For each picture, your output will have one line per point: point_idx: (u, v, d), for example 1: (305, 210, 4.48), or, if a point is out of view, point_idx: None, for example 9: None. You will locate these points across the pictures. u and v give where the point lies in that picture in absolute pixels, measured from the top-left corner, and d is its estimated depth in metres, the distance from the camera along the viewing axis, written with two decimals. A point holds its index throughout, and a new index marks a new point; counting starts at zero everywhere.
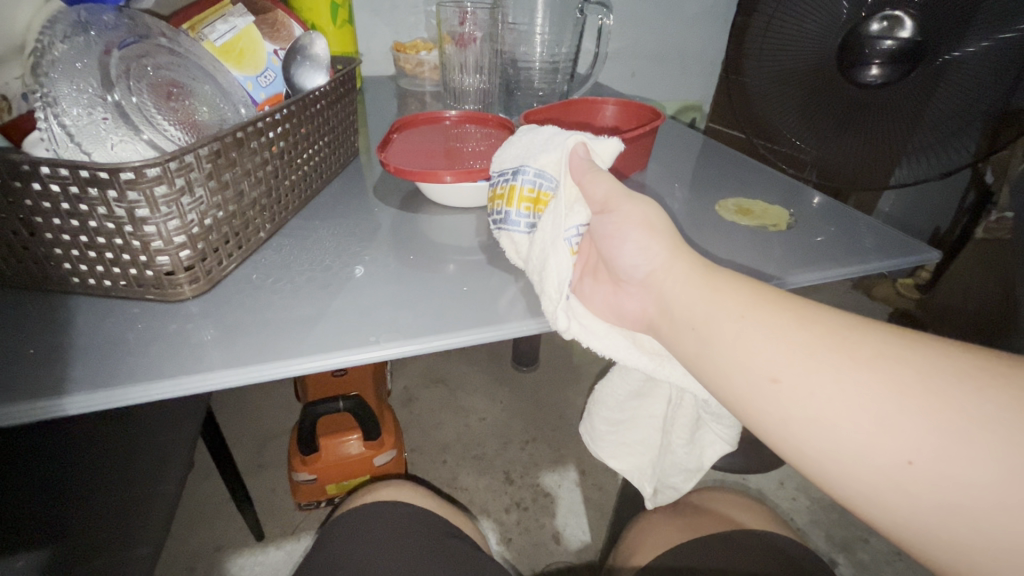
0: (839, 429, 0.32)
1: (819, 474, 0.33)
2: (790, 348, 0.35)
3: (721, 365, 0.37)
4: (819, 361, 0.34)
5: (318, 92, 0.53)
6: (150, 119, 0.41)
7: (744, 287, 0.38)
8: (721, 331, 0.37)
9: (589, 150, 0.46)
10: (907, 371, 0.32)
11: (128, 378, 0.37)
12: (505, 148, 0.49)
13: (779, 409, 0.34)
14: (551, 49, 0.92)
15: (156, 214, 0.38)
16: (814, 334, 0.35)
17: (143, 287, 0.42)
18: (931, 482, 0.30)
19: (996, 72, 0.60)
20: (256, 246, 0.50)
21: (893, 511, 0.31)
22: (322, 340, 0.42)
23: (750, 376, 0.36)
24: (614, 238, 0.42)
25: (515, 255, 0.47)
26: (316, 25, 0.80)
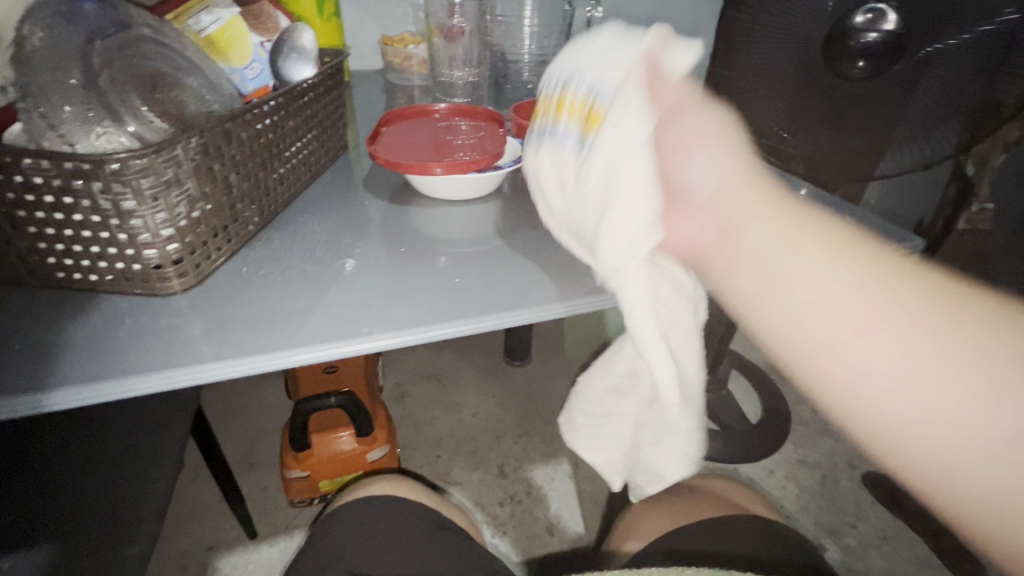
0: (904, 378, 0.32)
1: (873, 427, 0.33)
2: (861, 292, 0.34)
3: (787, 308, 0.36)
4: (890, 308, 0.33)
5: (305, 85, 0.52)
6: (135, 111, 0.41)
7: (818, 228, 0.37)
8: (795, 271, 0.36)
9: (665, 50, 0.40)
10: (978, 325, 0.31)
11: (118, 372, 0.37)
12: (560, 57, 0.45)
13: (844, 355, 0.33)
14: (539, 42, 0.91)
15: (143, 206, 0.37)
16: (883, 283, 0.34)
17: (131, 281, 0.42)
18: (1000, 439, 0.29)
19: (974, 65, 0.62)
20: (245, 240, 0.49)
21: (904, 445, 0.32)
22: (314, 332, 0.42)
23: (822, 319, 0.34)
24: (684, 153, 0.38)
25: (557, 178, 0.44)
26: (302, 19, 0.79)
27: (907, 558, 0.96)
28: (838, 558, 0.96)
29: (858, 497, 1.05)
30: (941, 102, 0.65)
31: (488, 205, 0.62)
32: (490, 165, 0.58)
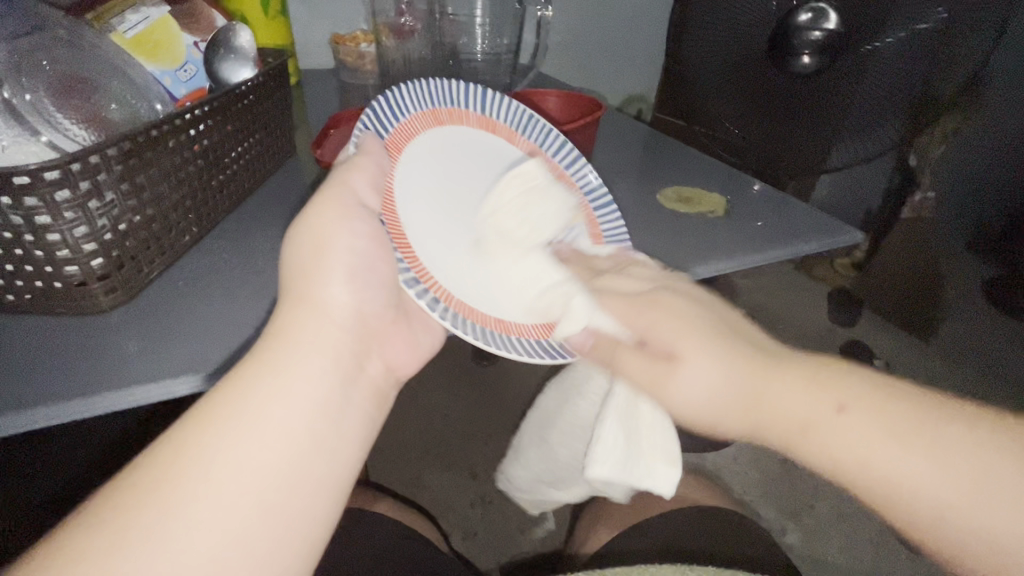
0: (912, 467, 0.33)
1: (850, 479, 0.34)
2: (919, 446, 0.33)
3: (849, 452, 0.34)
4: (937, 447, 0.33)
5: (243, 87, 0.50)
6: (48, 118, 0.38)
7: (869, 389, 0.35)
8: (800, 408, 0.36)
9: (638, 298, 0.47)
10: (988, 459, 0.32)
11: (38, 400, 0.34)
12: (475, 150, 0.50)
13: (819, 439, 0.35)
14: (491, 41, 0.91)
15: (60, 220, 0.35)
16: (935, 434, 0.33)
17: (52, 300, 0.39)
18: (929, 484, 0.32)
19: (916, 60, 0.62)
20: (181, 251, 0.47)
21: (954, 532, 0.32)
22: (257, 346, 0.39)
23: (872, 473, 0.33)
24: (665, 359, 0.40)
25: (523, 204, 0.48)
26: (244, 17, 0.76)
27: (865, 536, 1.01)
28: (799, 539, 1.00)
29: (817, 480, 1.09)
30: (892, 91, 0.65)
31: None
32: None
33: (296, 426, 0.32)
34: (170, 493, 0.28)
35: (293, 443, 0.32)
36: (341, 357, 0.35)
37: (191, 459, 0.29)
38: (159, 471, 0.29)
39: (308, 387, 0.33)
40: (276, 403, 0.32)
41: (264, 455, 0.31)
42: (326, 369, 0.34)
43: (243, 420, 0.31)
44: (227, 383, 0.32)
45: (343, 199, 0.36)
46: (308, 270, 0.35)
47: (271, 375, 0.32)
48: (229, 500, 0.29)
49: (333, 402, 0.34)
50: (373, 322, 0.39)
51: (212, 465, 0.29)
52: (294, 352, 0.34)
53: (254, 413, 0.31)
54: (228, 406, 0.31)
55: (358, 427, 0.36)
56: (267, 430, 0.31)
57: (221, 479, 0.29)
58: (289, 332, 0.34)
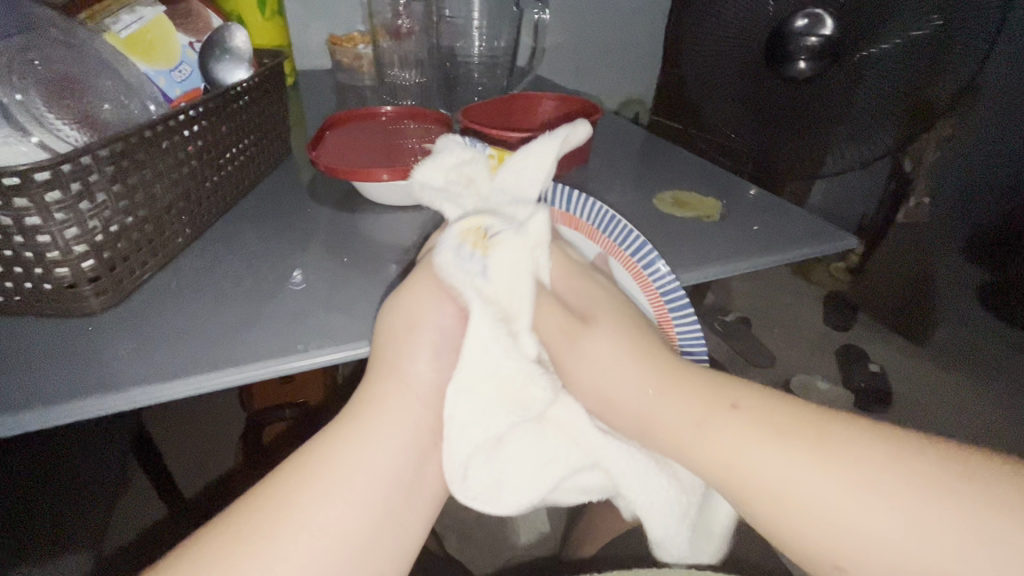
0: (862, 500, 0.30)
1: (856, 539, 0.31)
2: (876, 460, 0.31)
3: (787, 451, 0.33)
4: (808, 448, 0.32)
5: (237, 88, 0.50)
6: (39, 118, 0.38)
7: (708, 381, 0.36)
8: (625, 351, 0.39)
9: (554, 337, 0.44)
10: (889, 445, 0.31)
11: (30, 402, 0.34)
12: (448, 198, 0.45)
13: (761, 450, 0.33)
14: (489, 42, 0.91)
15: (50, 222, 0.35)
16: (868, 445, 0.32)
17: (43, 301, 0.39)
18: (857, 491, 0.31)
19: (909, 66, 0.62)
20: (174, 253, 0.47)
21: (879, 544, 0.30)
22: (250, 349, 0.39)
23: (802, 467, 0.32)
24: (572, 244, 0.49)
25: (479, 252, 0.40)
26: (241, 18, 0.76)
27: None
28: None
29: None
30: (885, 99, 0.65)
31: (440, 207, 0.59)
32: None
33: (376, 497, 0.35)
34: (263, 531, 0.32)
35: (366, 512, 0.34)
36: (422, 434, 0.37)
37: (288, 496, 0.33)
38: (256, 507, 0.33)
39: (386, 462, 0.36)
40: (363, 471, 0.35)
41: (347, 515, 0.33)
42: (408, 443, 0.37)
43: (338, 470, 0.34)
44: (323, 441, 0.36)
45: (436, 278, 0.40)
46: (401, 343, 0.38)
47: (358, 444, 0.35)
48: (308, 550, 0.32)
49: (408, 478, 0.36)
50: (457, 398, 0.40)
51: (299, 515, 0.32)
52: (385, 423, 0.36)
53: (347, 471, 0.34)
54: (322, 464, 0.34)
55: (423, 506, 0.37)
56: (349, 492, 0.34)
57: (302, 532, 0.32)
58: (380, 405, 0.37)
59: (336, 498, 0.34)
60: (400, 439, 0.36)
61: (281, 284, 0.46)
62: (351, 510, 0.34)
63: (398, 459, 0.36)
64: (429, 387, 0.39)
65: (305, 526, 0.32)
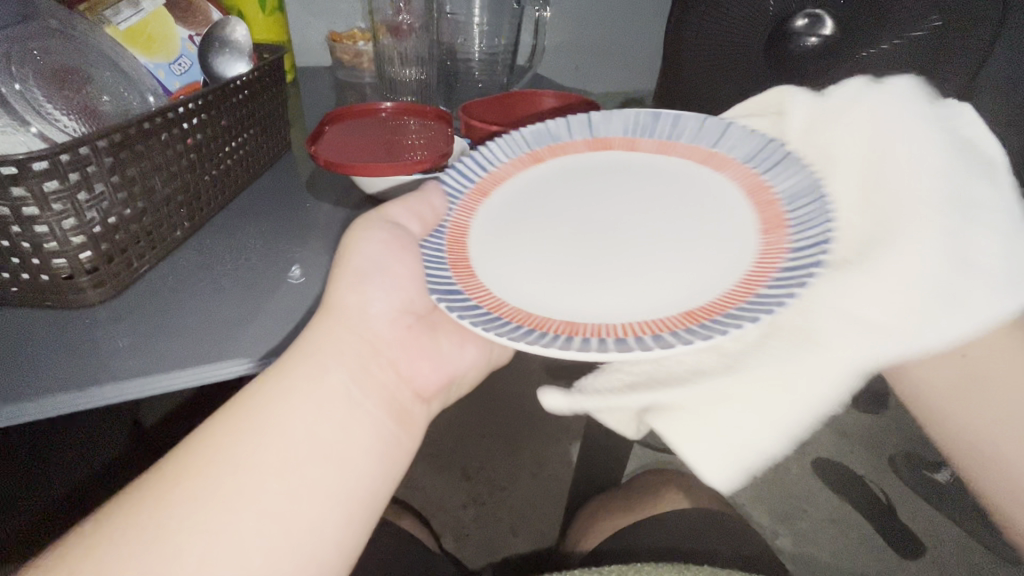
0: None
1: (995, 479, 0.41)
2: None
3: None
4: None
5: (237, 82, 0.50)
6: (37, 108, 0.38)
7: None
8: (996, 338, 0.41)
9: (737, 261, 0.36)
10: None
11: (28, 393, 0.34)
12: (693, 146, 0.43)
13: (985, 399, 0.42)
14: (489, 40, 0.91)
15: (48, 212, 0.35)
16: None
17: (40, 294, 0.38)
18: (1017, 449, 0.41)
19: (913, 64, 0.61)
20: (173, 246, 0.46)
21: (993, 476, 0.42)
22: (249, 342, 0.39)
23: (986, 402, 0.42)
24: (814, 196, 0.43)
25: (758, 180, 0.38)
26: (241, 13, 0.75)
27: (856, 541, 1.01)
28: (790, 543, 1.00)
29: (809, 483, 1.09)
30: None
31: None
32: (438, 165, 0.54)
33: (307, 429, 0.34)
34: (184, 483, 0.31)
35: (297, 446, 0.33)
36: (353, 365, 0.37)
37: (207, 445, 0.32)
38: (177, 462, 0.32)
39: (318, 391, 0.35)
40: (286, 406, 0.34)
41: (272, 451, 0.32)
42: (335, 374, 0.36)
43: (256, 410, 0.33)
44: (245, 395, 0.34)
45: (367, 223, 0.41)
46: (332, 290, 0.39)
47: (274, 381, 0.35)
48: (234, 493, 0.31)
49: (341, 407, 0.35)
50: (392, 333, 0.40)
51: (223, 456, 0.32)
52: (308, 358, 0.36)
53: (268, 409, 0.34)
54: (243, 407, 0.34)
55: (364, 434, 0.36)
56: (272, 430, 0.33)
57: (222, 475, 0.31)
58: (303, 341, 0.37)
59: (258, 438, 0.33)
60: (325, 371, 0.36)
61: (280, 279, 0.46)
62: (275, 448, 0.33)
63: (322, 393, 0.35)
64: (361, 322, 0.38)
65: (227, 470, 0.31)
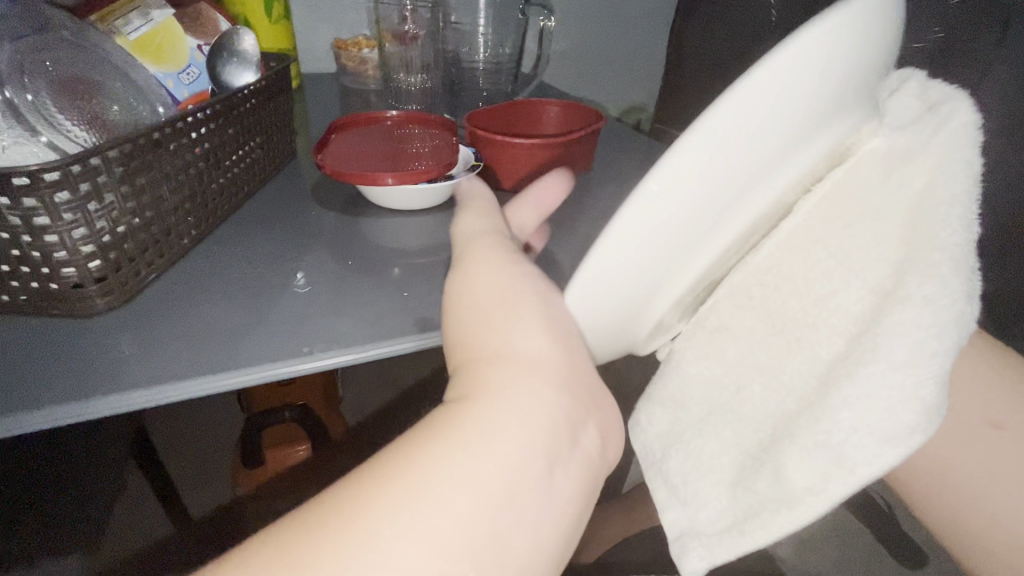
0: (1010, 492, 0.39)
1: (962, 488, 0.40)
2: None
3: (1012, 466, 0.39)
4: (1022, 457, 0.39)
5: (245, 92, 0.50)
6: (49, 119, 0.38)
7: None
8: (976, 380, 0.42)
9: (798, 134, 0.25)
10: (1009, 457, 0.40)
11: (35, 402, 0.34)
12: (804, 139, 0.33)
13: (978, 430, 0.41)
14: (494, 50, 0.91)
15: (58, 222, 0.35)
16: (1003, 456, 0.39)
17: (47, 302, 0.39)
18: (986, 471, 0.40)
19: None
20: (179, 253, 0.47)
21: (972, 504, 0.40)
22: (256, 351, 0.39)
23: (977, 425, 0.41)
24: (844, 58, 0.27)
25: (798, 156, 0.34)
26: (248, 22, 0.76)
27: None
28: None
29: None
30: None
31: (443, 212, 0.59)
32: (443, 174, 0.55)
33: (512, 466, 0.25)
34: (375, 509, 0.23)
35: (494, 494, 0.25)
36: (558, 402, 0.28)
37: (405, 462, 0.25)
38: (374, 478, 0.25)
39: (526, 423, 0.26)
40: (492, 437, 0.26)
41: (469, 492, 0.24)
42: (556, 415, 0.27)
43: (461, 439, 0.25)
44: (459, 409, 0.27)
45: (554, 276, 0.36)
46: (481, 317, 0.30)
47: (486, 403, 0.27)
48: (422, 543, 0.23)
49: (541, 458, 0.26)
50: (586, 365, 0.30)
51: (419, 481, 0.24)
52: (515, 375, 0.28)
53: (485, 441, 0.26)
54: (455, 423, 0.26)
55: (551, 507, 0.26)
56: (475, 461, 0.25)
57: (423, 512, 0.24)
58: (512, 355, 0.28)
59: (466, 473, 0.25)
60: (539, 403, 0.27)
61: (284, 286, 0.46)
62: (469, 495, 0.24)
63: (531, 428, 0.26)
64: (539, 335, 0.29)
65: (426, 504, 0.24)
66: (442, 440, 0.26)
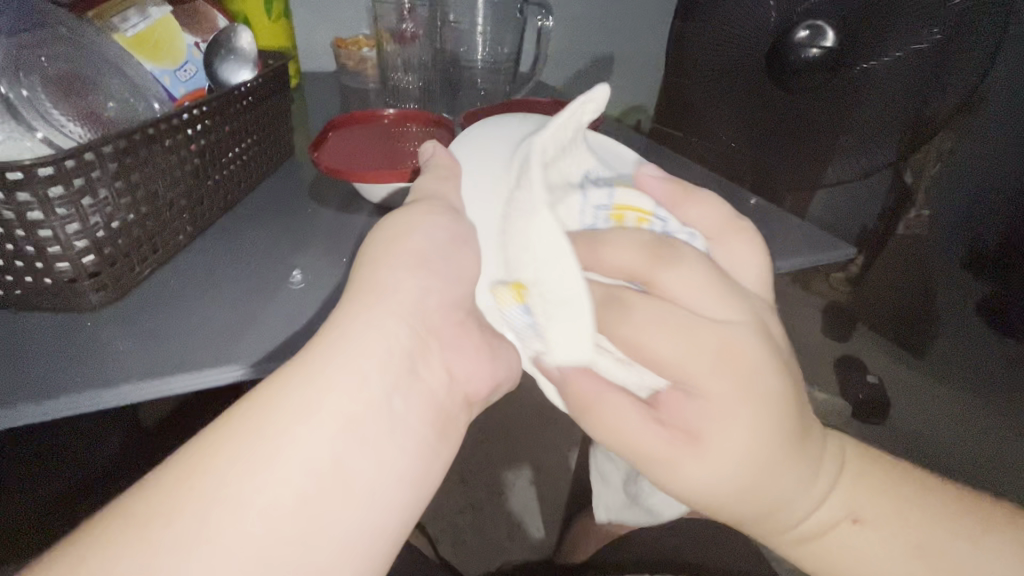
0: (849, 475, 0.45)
1: None
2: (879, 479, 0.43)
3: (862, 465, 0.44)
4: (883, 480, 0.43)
5: (242, 89, 0.50)
6: (45, 114, 0.38)
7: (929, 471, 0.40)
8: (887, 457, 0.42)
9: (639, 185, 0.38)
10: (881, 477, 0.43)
11: (25, 396, 0.34)
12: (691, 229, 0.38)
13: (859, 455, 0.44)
14: (492, 48, 0.92)
15: (52, 216, 0.36)
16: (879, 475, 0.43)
17: (42, 297, 0.39)
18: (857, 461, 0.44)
19: (910, 82, 0.58)
20: (174, 250, 0.47)
21: None
22: (249, 347, 0.39)
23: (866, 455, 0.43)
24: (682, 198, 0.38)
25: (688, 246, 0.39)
26: (248, 19, 0.76)
27: None
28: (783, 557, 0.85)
29: None
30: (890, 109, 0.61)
31: None
32: None
33: (358, 381, 0.30)
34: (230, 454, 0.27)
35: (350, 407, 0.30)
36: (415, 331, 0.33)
37: (258, 405, 0.29)
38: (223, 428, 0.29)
39: (374, 344, 0.31)
40: (342, 362, 0.30)
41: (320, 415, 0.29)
42: (400, 340, 0.32)
43: (313, 371, 0.30)
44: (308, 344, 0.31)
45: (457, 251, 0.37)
46: (380, 250, 0.34)
47: (328, 346, 0.31)
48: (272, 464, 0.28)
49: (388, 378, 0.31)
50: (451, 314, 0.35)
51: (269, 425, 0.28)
52: (359, 322, 0.32)
53: (330, 364, 0.30)
54: (306, 358, 0.30)
55: (413, 417, 0.32)
56: (317, 393, 0.29)
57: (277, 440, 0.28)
58: (376, 291, 0.33)
59: (309, 395, 0.29)
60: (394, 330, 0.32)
61: (277, 282, 0.46)
62: (320, 411, 0.29)
63: (383, 355, 0.31)
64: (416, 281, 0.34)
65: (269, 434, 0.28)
66: (286, 381, 0.30)
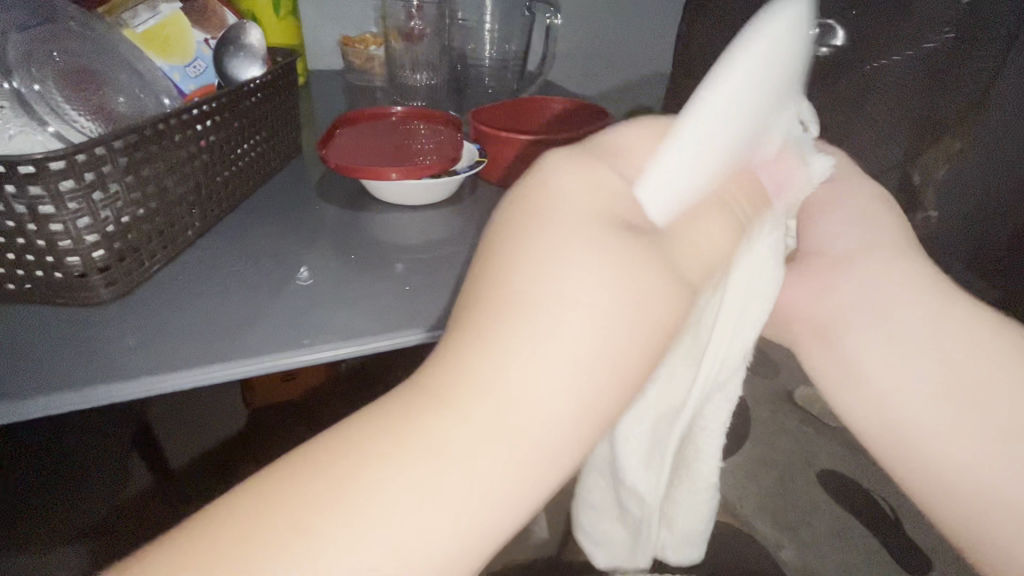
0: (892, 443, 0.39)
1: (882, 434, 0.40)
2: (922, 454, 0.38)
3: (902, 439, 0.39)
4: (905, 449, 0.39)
5: (252, 85, 0.50)
6: (56, 109, 0.39)
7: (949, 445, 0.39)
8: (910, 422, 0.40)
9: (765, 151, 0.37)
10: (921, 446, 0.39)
11: (35, 390, 0.34)
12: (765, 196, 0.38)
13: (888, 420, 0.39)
14: (500, 47, 0.92)
15: (63, 211, 0.36)
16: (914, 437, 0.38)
17: (54, 292, 0.39)
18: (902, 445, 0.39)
19: (918, 82, 0.58)
20: (183, 246, 0.47)
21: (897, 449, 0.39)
22: (257, 343, 0.39)
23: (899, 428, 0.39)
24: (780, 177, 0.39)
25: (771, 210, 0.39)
26: (257, 17, 0.77)
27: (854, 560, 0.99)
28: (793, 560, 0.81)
29: None
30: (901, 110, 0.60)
31: (447, 208, 0.59)
32: (447, 169, 0.55)
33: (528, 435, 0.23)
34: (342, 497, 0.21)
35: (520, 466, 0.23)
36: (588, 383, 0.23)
37: (391, 434, 0.22)
38: (330, 451, 0.22)
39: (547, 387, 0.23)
40: (525, 394, 0.23)
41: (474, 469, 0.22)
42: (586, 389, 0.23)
43: (466, 407, 0.22)
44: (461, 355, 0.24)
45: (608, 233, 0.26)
46: (530, 217, 0.26)
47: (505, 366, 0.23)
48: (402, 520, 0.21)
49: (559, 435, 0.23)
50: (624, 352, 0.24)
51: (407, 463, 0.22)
52: (540, 337, 0.23)
53: (507, 394, 0.23)
54: (459, 380, 0.23)
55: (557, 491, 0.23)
56: (482, 438, 0.22)
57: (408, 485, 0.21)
58: (531, 299, 0.24)
59: (461, 445, 0.22)
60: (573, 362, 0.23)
61: (284, 280, 0.46)
62: (472, 463, 0.22)
63: (564, 407, 0.23)
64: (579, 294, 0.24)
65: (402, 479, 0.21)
66: (434, 405, 0.23)
